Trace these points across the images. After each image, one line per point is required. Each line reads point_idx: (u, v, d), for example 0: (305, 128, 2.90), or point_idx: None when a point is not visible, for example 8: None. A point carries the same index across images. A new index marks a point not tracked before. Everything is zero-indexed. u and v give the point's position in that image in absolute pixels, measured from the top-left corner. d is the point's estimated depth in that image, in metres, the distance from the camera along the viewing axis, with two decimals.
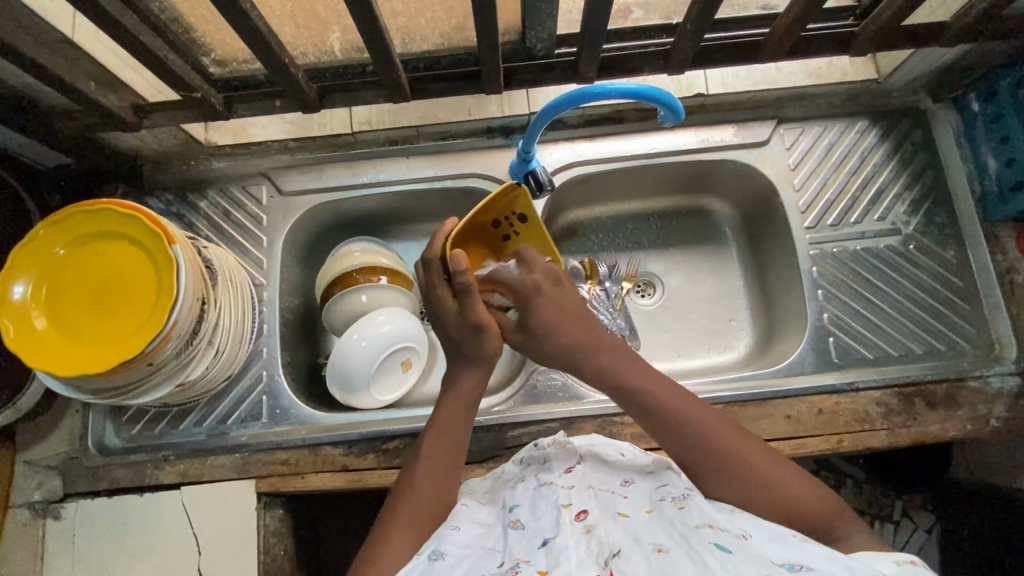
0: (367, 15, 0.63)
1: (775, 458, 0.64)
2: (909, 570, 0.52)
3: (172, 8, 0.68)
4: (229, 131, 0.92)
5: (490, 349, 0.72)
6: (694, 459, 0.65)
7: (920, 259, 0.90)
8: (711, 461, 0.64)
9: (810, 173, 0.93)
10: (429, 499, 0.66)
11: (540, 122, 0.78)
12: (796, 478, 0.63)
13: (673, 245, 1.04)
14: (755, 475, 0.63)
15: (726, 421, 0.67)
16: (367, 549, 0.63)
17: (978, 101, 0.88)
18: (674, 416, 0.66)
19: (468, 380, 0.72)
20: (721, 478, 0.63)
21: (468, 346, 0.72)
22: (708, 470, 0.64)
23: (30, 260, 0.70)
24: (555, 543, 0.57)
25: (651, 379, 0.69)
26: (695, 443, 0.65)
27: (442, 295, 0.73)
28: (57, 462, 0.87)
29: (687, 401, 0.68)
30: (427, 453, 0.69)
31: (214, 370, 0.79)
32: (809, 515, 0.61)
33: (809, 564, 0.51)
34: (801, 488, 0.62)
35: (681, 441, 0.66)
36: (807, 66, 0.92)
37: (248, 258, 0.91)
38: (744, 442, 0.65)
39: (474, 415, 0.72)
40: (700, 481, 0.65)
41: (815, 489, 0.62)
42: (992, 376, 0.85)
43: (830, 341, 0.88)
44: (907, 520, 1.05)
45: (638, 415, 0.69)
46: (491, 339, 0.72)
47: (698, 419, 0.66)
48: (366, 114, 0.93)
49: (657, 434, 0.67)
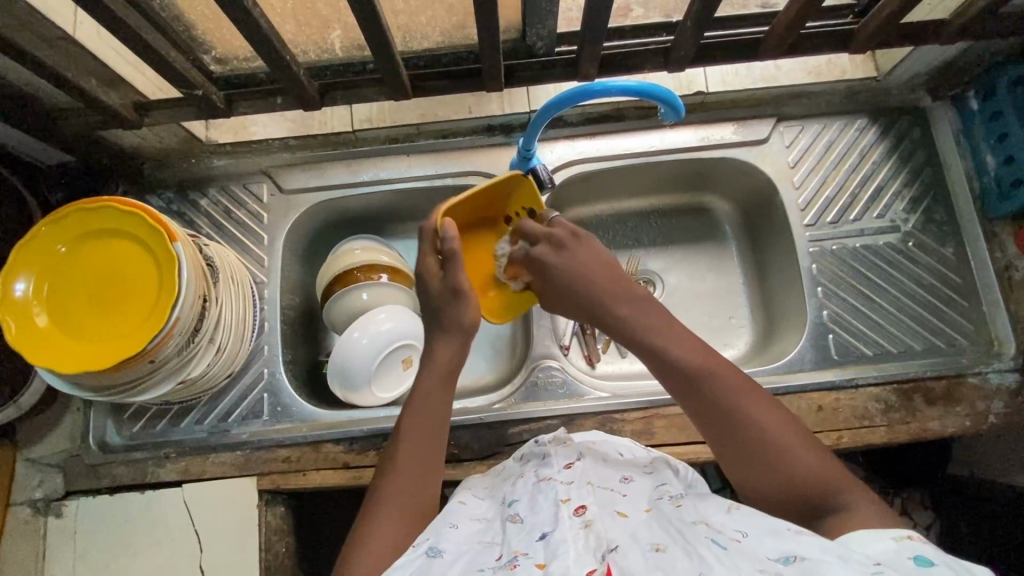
0: (369, 12, 0.64)
1: (797, 432, 0.62)
2: (907, 547, 0.51)
3: (173, 6, 0.68)
4: (230, 129, 0.93)
5: (467, 320, 0.71)
6: (714, 423, 0.64)
7: (919, 255, 0.91)
8: (729, 428, 0.63)
9: (810, 170, 0.93)
10: (414, 483, 0.66)
11: (540, 120, 0.78)
12: (815, 457, 0.61)
13: (673, 243, 1.04)
14: (767, 439, 0.62)
15: (755, 389, 0.65)
16: (353, 537, 0.63)
17: (977, 98, 0.88)
18: (696, 372, 0.65)
19: (444, 351, 0.71)
20: (734, 437, 0.63)
21: (445, 313, 0.71)
22: (724, 436, 0.64)
23: (31, 257, 0.70)
24: (554, 536, 0.57)
25: (677, 341, 0.67)
26: (717, 408, 0.64)
27: (428, 265, 0.73)
28: (59, 460, 0.87)
29: (714, 364, 0.65)
30: (408, 434, 0.67)
31: (217, 367, 0.79)
32: (822, 496, 0.60)
33: (805, 555, 0.51)
34: (818, 467, 0.61)
35: (700, 397, 0.64)
36: (806, 64, 0.93)
37: (249, 256, 0.91)
38: (769, 413, 0.63)
39: (451, 390, 0.71)
40: (717, 442, 0.65)
41: (827, 462, 0.61)
42: (990, 373, 0.85)
43: (829, 337, 0.89)
44: (905, 518, 1.03)
45: (658, 369, 0.67)
46: (469, 309, 0.71)
47: (723, 379, 0.64)
48: (367, 112, 0.94)
49: (677, 392, 0.66)
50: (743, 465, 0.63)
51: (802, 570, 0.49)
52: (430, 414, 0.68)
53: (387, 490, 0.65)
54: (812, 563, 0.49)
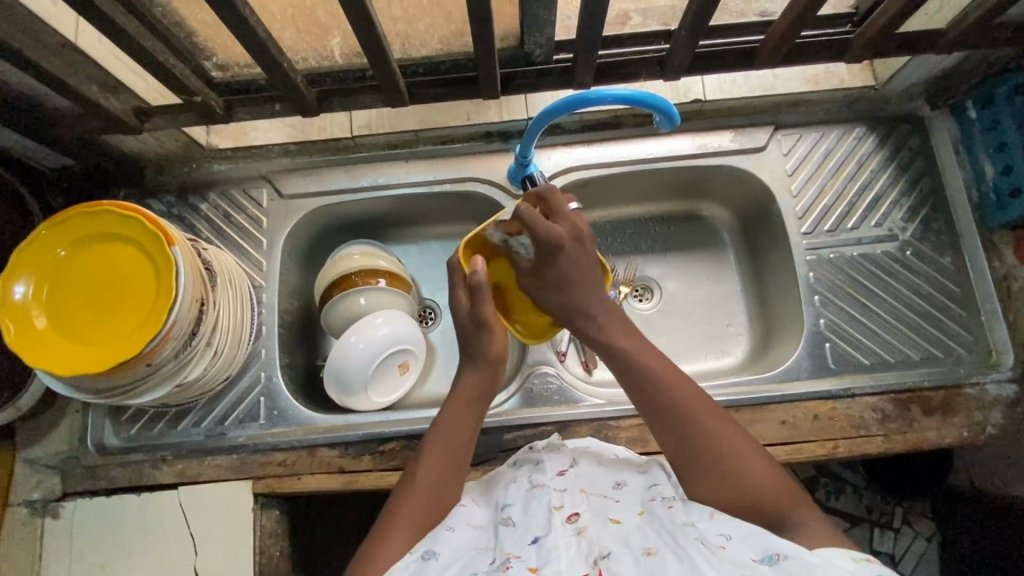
0: (365, 22, 0.64)
1: (742, 439, 0.64)
2: (865, 568, 0.51)
3: (174, 13, 0.69)
4: (231, 134, 0.95)
5: (494, 351, 0.72)
6: (661, 423, 0.65)
7: (917, 265, 0.90)
8: (677, 433, 0.64)
9: (807, 179, 0.93)
10: (433, 501, 0.65)
11: (536, 128, 0.79)
12: (766, 470, 0.62)
13: (670, 250, 1.04)
14: (713, 449, 0.63)
15: (711, 402, 0.66)
16: (367, 541, 0.63)
17: (976, 108, 0.88)
18: (652, 380, 0.66)
19: (471, 378, 0.72)
20: (679, 445, 0.64)
21: (473, 344, 0.72)
22: (670, 437, 0.65)
23: (31, 262, 0.71)
24: (546, 541, 0.57)
25: (644, 347, 0.69)
26: (676, 419, 0.65)
27: (457, 294, 0.74)
28: (56, 461, 0.87)
29: (667, 371, 0.67)
30: (431, 447, 0.68)
31: (213, 371, 0.80)
32: (766, 504, 0.60)
33: (785, 553, 0.52)
34: (770, 478, 0.61)
35: (653, 403, 0.66)
36: (804, 72, 0.93)
37: (248, 260, 0.92)
38: (716, 420, 0.65)
39: (481, 412, 0.71)
40: (672, 456, 0.65)
41: (775, 476, 0.62)
42: (988, 383, 0.85)
43: (826, 346, 0.88)
44: (907, 527, 1.05)
45: (618, 373, 0.69)
46: (496, 340, 0.72)
47: (676, 390, 0.66)
48: (366, 118, 0.95)
49: (637, 401, 0.67)
50: (696, 476, 0.62)
51: (787, 571, 0.50)
52: (455, 432, 0.69)
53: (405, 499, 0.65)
54: (796, 563, 0.50)
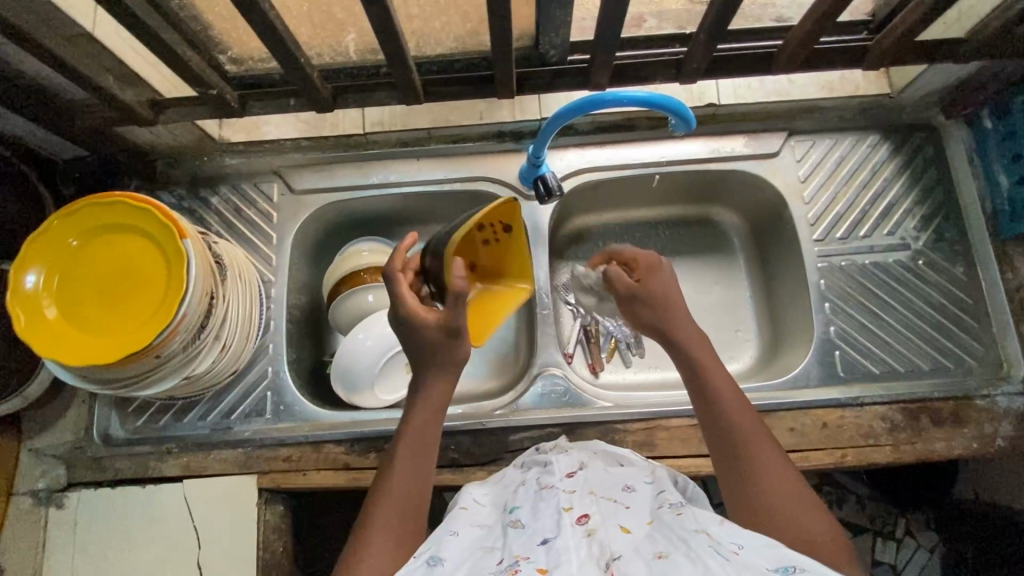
0: (383, 19, 0.64)
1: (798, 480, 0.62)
2: None
3: (190, 5, 0.68)
4: (243, 128, 0.94)
5: (461, 355, 0.67)
6: (721, 443, 0.65)
7: (929, 274, 0.90)
8: (733, 456, 0.64)
9: (820, 186, 0.93)
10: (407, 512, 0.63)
11: (550, 128, 0.79)
12: (817, 514, 0.59)
13: (680, 253, 1.03)
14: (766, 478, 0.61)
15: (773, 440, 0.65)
16: (346, 554, 0.61)
17: (991, 118, 0.87)
18: (721, 402, 0.66)
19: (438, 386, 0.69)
20: (733, 469, 0.63)
21: (435, 349, 0.67)
22: (726, 459, 0.64)
23: (43, 252, 0.70)
24: (556, 543, 0.56)
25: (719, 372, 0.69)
26: (736, 442, 0.64)
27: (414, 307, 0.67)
28: (62, 451, 0.87)
29: (738, 399, 0.67)
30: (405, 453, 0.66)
31: (220, 366, 0.80)
32: (813, 543, 0.57)
33: (803, 566, 0.51)
34: (816, 528, 0.58)
35: (716, 422, 0.66)
36: (819, 79, 0.92)
37: (257, 254, 0.92)
38: (775, 455, 0.63)
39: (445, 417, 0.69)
40: (726, 479, 0.64)
41: (825, 523, 0.59)
42: (998, 396, 0.84)
43: (835, 354, 0.88)
44: (908, 539, 1.05)
45: (691, 391, 0.69)
46: (464, 345, 0.67)
47: (743, 417, 0.65)
48: (379, 116, 0.95)
49: (701, 420, 0.68)
50: (744, 497, 0.62)
51: None
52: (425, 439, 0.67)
53: (376, 520, 0.62)
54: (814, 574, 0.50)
